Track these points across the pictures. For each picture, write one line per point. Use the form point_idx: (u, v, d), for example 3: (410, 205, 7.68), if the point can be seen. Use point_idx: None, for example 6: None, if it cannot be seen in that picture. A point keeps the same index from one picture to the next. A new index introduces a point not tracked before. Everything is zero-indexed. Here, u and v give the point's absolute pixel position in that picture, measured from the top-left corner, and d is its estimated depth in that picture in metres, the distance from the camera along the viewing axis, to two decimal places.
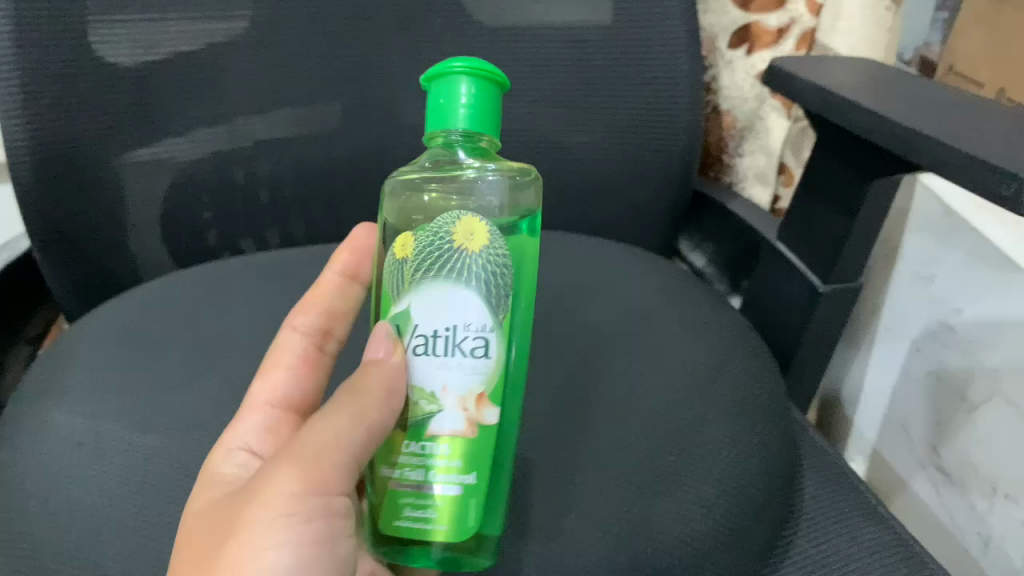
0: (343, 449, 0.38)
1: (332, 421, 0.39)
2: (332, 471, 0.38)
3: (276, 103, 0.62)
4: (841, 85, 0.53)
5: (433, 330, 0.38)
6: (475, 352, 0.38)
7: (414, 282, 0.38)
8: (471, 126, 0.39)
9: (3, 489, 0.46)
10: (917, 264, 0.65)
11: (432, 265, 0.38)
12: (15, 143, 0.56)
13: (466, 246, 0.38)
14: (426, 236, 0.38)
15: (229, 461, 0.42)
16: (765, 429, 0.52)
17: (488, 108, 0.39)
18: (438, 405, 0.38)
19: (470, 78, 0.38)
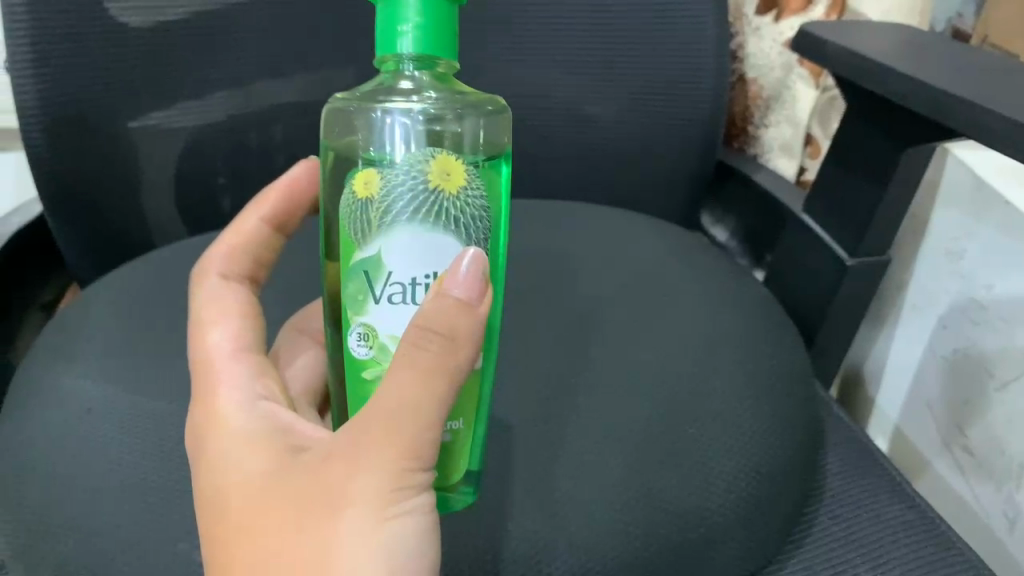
0: (433, 425, 0.31)
1: (415, 393, 0.31)
2: (430, 449, 0.32)
3: (293, 67, 0.61)
4: (875, 50, 0.51)
5: (412, 278, 0.33)
6: None
7: (385, 226, 0.33)
8: (424, 50, 0.32)
9: (13, 453, 0.45)
10: (947, 239, 0.63)
11: (406, 208, 0.33)
12: (27, 104, 0.55)
13: (443, 188, 0.33)
14: (394, 176, 0.33)
15: (242, 412, 0.36)
16: (786, 404, 0.50)
17: (444, 26, 0.32)
18: None
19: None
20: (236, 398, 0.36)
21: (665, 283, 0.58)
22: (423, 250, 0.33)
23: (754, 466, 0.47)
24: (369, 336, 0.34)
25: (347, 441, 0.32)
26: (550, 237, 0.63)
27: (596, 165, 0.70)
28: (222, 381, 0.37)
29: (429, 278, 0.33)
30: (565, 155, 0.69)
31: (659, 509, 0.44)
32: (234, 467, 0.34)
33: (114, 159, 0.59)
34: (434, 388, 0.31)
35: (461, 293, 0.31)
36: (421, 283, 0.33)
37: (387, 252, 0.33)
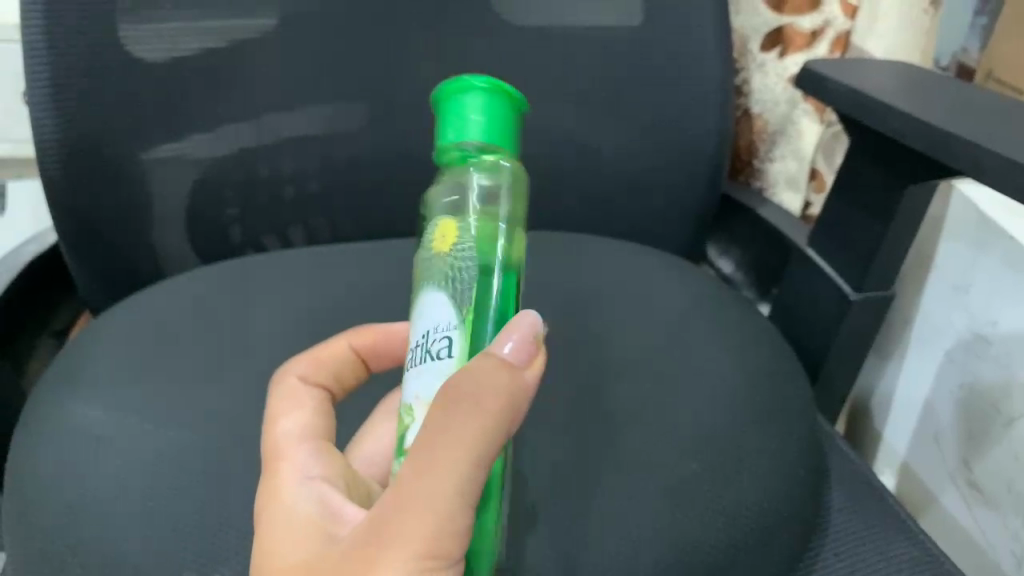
0: (457, 510, 0.31)
1: (444, 476, 0.31)
2: (458, 539, 0.31)
3: (304, 101, 0.62)
4: (876, 88, 0.52)
5: (416, 341, 0.35)
6: (440, 353, 0.34)
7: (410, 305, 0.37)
8: (486, 138, 0.36)
9: (20, 482, 0.46)
10: (953, 273, 0.64)
11: (417, 283, 0.37)
12: (44, 135, 0.56)
13: (434, 251, 0.36)
14: (417, 258, 0.38)
15: (302, 494, 0.36)
16: (790, 439, 0.51)
17: (504, 124, 0.37)
18: (413, 417, 0.34)
19: (483, 88, 0.36)
20: (295, 475, 0.37)
21: (670, 316, 0.58)
22: (423, 313, 0.35)
23: (757, 502, 0.47)
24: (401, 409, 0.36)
25: (374, 530, 0.32)
26: (555, 268, 0.64)
27: (601, 198, 0.70)
28: (290, 460, 0.37)
29: (423, 337, 0.35)
30: (573, 188, 0.70)
31: (660, 541, 0.44)
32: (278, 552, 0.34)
33: (128, 189, 0.60)
34: (461, 470, 0.31)
35: (508, 356, 0.33)
36: (417, 345, 0.35)
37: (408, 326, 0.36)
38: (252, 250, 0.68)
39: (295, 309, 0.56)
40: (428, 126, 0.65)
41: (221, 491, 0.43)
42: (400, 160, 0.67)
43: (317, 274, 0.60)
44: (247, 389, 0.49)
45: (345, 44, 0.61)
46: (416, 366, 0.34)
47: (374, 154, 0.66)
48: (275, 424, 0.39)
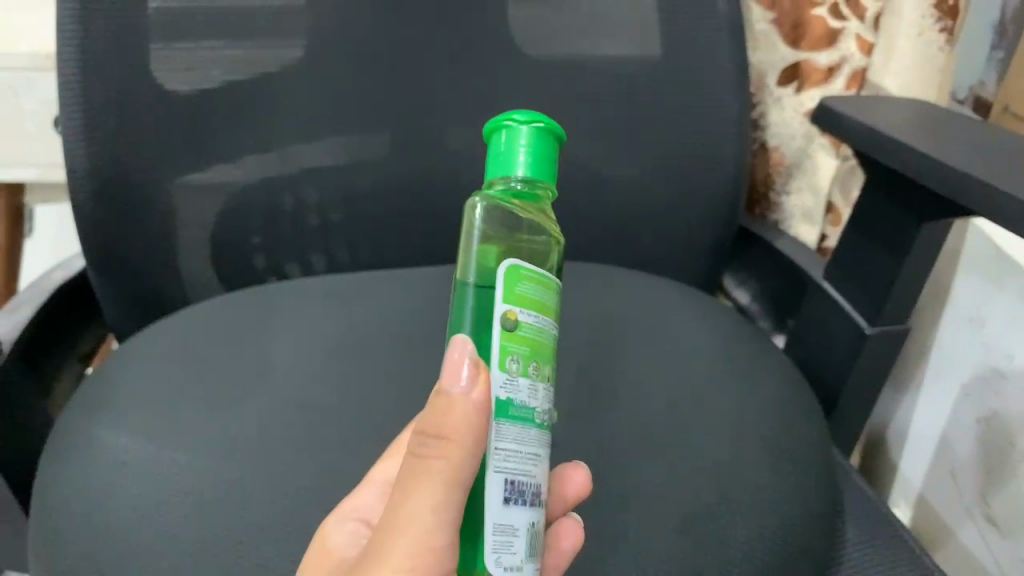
0: (426, 533, 0.34)
1: (414, 503, 0.34)
2: (437, 560, 0.34)
3: (328, 131, 0.64)
4: (893, 126, 0.53)
5: None
6: None
7: None
8: (532, 173, 0.37)
9: (47, 505, 0.47)
10: (969, 307, 0.64)
11: None
12: (76, 166, 0.58)
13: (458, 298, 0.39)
14: None
15: (340, 532, 0.40)
16: (805, 473, 0.51)
17: (547, 158, 0.37)
18: None
19: (532, 125, 0.37)
20: (347, 510, 0.41)
21: (687, 347, 0.59)
22: None
23: (771, 536, 0.47)
24: None
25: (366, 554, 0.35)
26: (572, 297, 0.64)
27: (619, 227, 0.71)
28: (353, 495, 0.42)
29: None
30: (591, 218, 0.71)
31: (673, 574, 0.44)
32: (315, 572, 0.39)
33: (156, 216, 0.62)
34: (425, 496, 0.34)
35: (459, 391, 0.33)
36: None
37: None
38: (274, 276, 0.69)
39: (317, 336, 0.57)
40: (448, 157, 0.67)
41: (243, 517, 0.44)
42: (421, 189, 0.68)
43: (337, 302, 0.61)
44: (269, 414, 0.50)
45: (368, 76, 0.63)
46: None
47: (396, 183, 0.67)
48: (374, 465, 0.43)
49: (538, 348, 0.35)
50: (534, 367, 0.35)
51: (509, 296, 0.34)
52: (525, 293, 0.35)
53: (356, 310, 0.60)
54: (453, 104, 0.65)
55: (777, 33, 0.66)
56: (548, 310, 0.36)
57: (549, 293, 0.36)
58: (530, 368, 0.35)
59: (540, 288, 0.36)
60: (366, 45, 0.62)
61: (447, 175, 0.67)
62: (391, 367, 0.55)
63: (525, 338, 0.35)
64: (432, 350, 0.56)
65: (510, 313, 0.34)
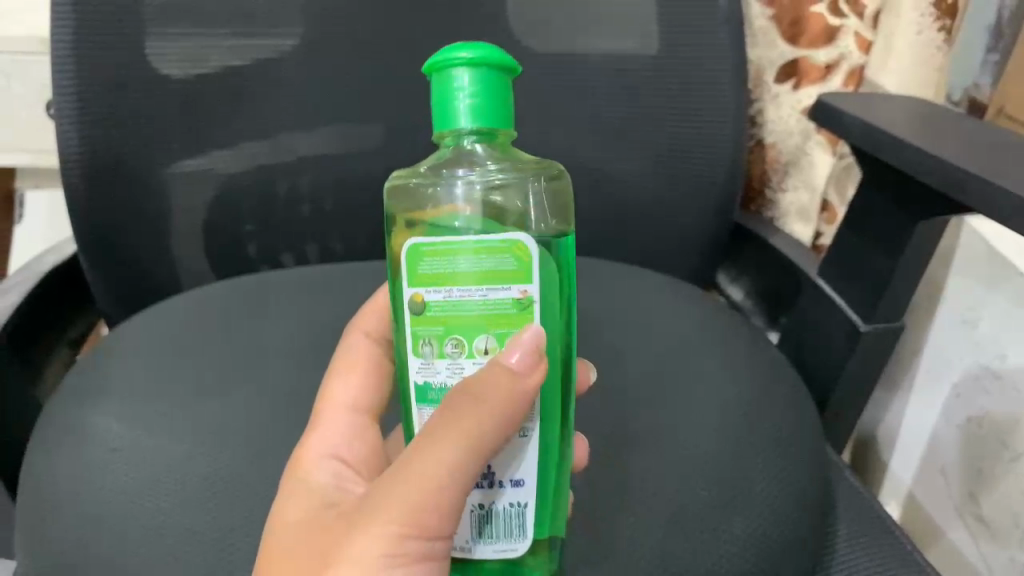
0: (444, 497, 0.35)
1: (440, 463, 0.35)
2: (436, 519, 0.35)
3: (323, 120, 0.63)
4: (890, 123, 0.53)
5: None
6: None
7: None
8: (480, 123, 0.36)
9: (35, 489, 0.46)
10: (962, 307, 0.64)
11: None
12: (68, 149, 0.58)
13: None
14: None
15: (323, 468, 0.42)
16: (797, 467, 0.51)
17: (495, 100, 0.36)
18: None
19: (473, 68, 0.35)
20: (320, 448, 0.43)
21: (680, 341, 0.59)
22: None
23: (764, 529, 0.47)
24: None
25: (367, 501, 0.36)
26: None
27: (614, 221, 0.71)
28: (317, 434, 0.44)
29: None
30: (586, 211, 0.70)
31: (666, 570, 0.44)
32: (290, 509, 0.39)
33: (149, 201, 0.61)
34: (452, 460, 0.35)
35: (512, 365, 0.35)
36: None
37: None
38: (268, 265, 0.69)
39: (310, 325, 0.56)
40: None
41: (232, 505, 0.44)
42: None
43: (331, 292, 0.60)
44: (260, 402, 0.50)
45: (366, 67, 0.62)
46: None
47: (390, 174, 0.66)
48: (326, 391, 0.46)
49: (454, 324, 0.37)
50: (454, 344, 0.37)
51: (413, 279, 0.37)
52: (426, 272, 0.37)
53: (349, 300, 0.59)
54: None
55: (776, 30, 0.66)
56: (472, 276, 0.36)
57: (468, 258, 0.36)
58: (446, 348, 0.37)
59: (445, 258, 0.36)
60: (363, 34, 0.61)
61: None
62: None
63: (434, 318, 0.37)
64: None
65: (413, 297, 0.37)
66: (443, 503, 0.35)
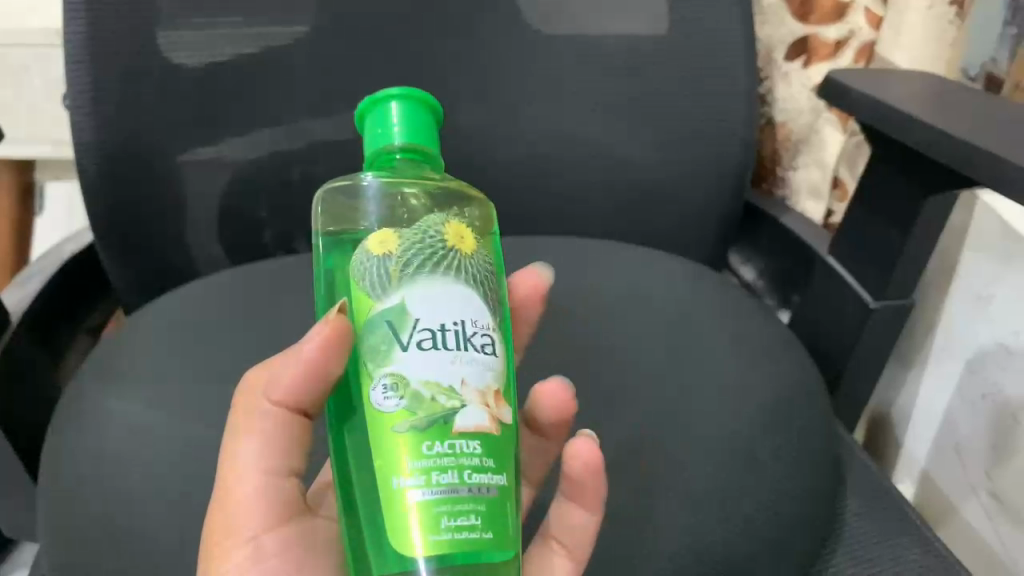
0: (268, 480, 0.38)
1: (246, 446, 0.38)
2: (258, 506, 0.38)
3: (334, 106, 0.64)
4: (900, 99, 0.52)
5: (440, 325, 0.35)
6: (485, 347, 0.35)
7: (405, 278, 0.36)
8: (407, 139, 0.39)
9: (58, 470, 0.48)
10: (976, 284, 0.63)
11: (418, 265, 0.36)
12: (83, 137, 0.59)
13: (455, 249, 0.37)
14: (410, 236, 0.37)
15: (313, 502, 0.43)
16: (804, 444, 0.51)
17: (421, 124, 0.40)
18: (460, 401, 0.34)
19: (401, 100, 0.40)
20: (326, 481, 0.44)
21: (691, 320, 0.59)
22: (446, 300, 0.35)
23: (770, 507, 0.47)
24: (398, 385, 0.34)
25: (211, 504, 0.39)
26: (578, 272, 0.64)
27: (627, 203, 0.71)
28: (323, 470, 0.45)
29: (456, 324, 0.35)
30: (597, 193, 0.70)
31: (675, 545, 0.45)
32: None
33: (164, 189, 0.62)
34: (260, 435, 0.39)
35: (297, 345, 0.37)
36: (449, 328, 0.35)
37: (409, 301, 0.35)
38: (281, 252, 0.69)
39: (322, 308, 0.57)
40: (455, 133, 0.66)
41: None
42: None
43: None
44: None
45: (376, 53, 0.63)
46: (455, 350, 0.35)
47: None
48: None
49: None
50: None
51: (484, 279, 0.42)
52: None
53: None
54: (460, 79, 0.65)
55: (786, 8, 0.66)
56: None
57: None
58: None
59: None
60: (371, 19, 0.62)
61: (454, 150, 0.67)
62: None
63: None
64: None
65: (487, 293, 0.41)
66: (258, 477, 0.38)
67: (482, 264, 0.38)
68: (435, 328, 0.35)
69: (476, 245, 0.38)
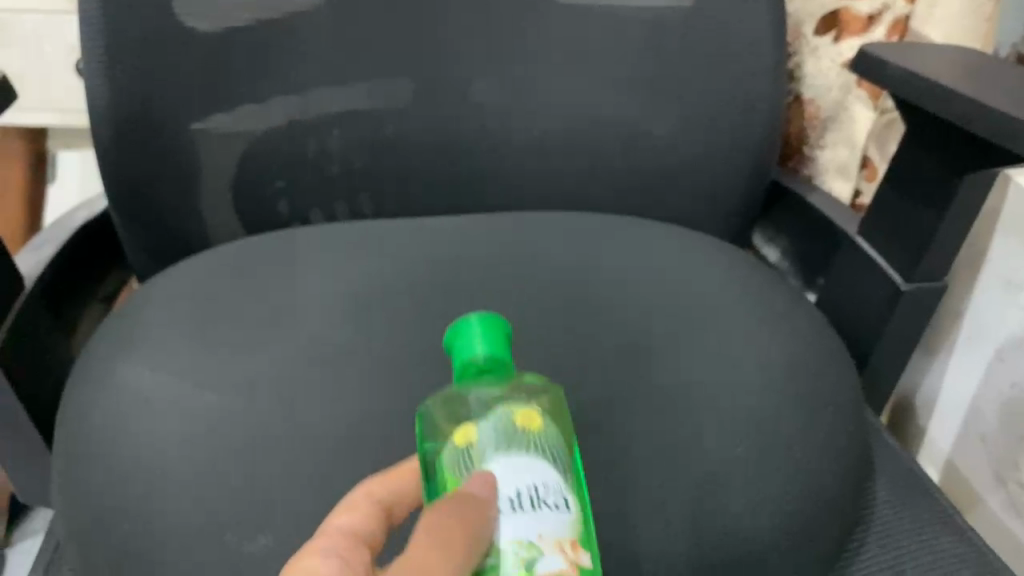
0: None
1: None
2: None
3: (353, 76, 0.62)
4: (938, 74, 0.51)
5: (514, 489, 0.32)
6: (559, 506, 0.32)
7: (484, 459, 0.33)
8: (492, 351, 0.37)
9: (71, 439, 0.47)
10: (1006, 269, 0.62)
11: (501, 447, 0.33)
12: (97, 103, 0.58)
13: (529, 429, 0.34)
14: (487, 423, 0.34)
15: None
16: (833, 427, 0.50)
17: (500, 338, 0.38)
18: (537, 551, 0.31)
19: (483, 322, 0.38)
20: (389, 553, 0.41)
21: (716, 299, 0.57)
22: (523, 471, 0.33)
23: (799, 492, 0.46)
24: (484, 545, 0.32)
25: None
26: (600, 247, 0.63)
27: (649, 180, 0.69)
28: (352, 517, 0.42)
29: (532, 489, 0.32)
30: (619, 169, 0.69)
31: (703, 531, 0.44)
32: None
33: (179, 157, 0.61)
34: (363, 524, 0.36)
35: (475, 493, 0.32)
36: (523, 492, 0.32)
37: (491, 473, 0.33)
38: (296, 224, 0.68)
39: (340, 281, 0.56)
40: (476, 105, 0.65)
41: (261, 458, 0.44)
42: (448, 137, 0.66)
43: (363, 247, 0.60)
44: (289, 356, 0.50)
45: (397, 22, 0.61)
46: (533, 511, 0.32)
47: (421, 130, 0.65)
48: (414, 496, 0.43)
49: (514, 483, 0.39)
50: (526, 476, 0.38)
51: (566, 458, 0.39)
52: None
53: (378, 256, 0.59)
54: (482, 50, 0.63)
55: None
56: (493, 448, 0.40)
57: None
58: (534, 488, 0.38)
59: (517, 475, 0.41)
60: None
61: (474, 124, 0.66)
62: (416, 310, 0.53)
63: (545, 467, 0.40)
64: (456, 297, 0.55)
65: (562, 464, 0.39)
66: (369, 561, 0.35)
67: (559, 441, 0.35)
68: (514, 493, 0.32)
69: (545, 423, 0.35)
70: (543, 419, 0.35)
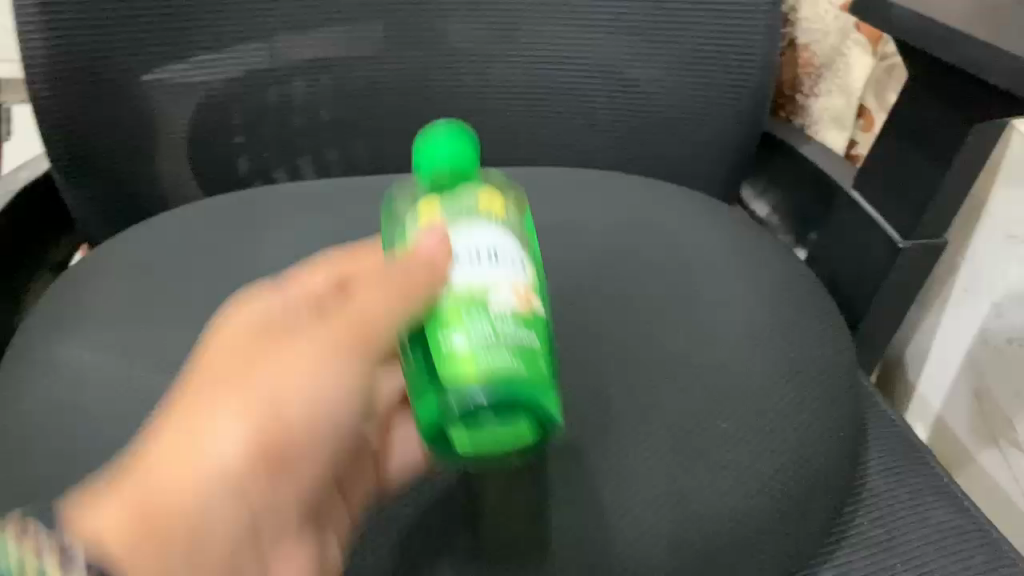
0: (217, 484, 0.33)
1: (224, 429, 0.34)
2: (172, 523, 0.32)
3: (317, 21, 0.58)
4: (946, 10, 0.47)
5: (475, 244, 0.38)
6: (512, 256, 0.38)
7: (450, 226, 0.39)
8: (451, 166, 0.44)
9: (12, 421, 0.44)
10: (1008, 222, 0.58)
11: (467, 216, 0.40)
12: (29, 51, 0.52)
13: (491, 210, 0.41)
14: (450, 210, 0.40)
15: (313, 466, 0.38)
16: (827, 397, 0.47)
17: (465, 149, 0.45)
18: (496, 291, 0.36)
19: (450, 125, 0.46)
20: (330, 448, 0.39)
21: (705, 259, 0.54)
22: (479, 239, 0.38)
23: (792, 466, 0.44)
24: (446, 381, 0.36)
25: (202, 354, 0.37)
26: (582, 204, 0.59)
27: (633, 130, 0.65)
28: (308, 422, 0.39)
29: (489, 249, 0.38)
30: (602, 120, 0.65)
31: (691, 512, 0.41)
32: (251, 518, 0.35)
33: (127, 111, 0.56)
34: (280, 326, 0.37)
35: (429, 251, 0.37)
36: (481, 250, 0.38)
37: (456, 236, 0.38)
38: (258, 182, 0.64)
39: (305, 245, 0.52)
40: (450, 53, 0.61)
41: None
42: (421, 87, 0.62)
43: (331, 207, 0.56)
44: None
45: None
46: (489, 262, 0.37)
47: (392, 80, 0.61)
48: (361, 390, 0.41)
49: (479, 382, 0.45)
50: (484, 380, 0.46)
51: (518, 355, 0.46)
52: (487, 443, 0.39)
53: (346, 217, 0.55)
54: None
55: None
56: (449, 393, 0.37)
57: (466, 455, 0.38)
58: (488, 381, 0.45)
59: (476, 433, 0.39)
60: None
61: (449, 73, 0.61)
62: None
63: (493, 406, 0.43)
64: None
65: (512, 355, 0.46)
66: (265, 462, 0.35)
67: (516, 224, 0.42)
68: (471, 249, 0.38)
69: (506, 210, 0.42)
70: (501, 207, 0.42)
